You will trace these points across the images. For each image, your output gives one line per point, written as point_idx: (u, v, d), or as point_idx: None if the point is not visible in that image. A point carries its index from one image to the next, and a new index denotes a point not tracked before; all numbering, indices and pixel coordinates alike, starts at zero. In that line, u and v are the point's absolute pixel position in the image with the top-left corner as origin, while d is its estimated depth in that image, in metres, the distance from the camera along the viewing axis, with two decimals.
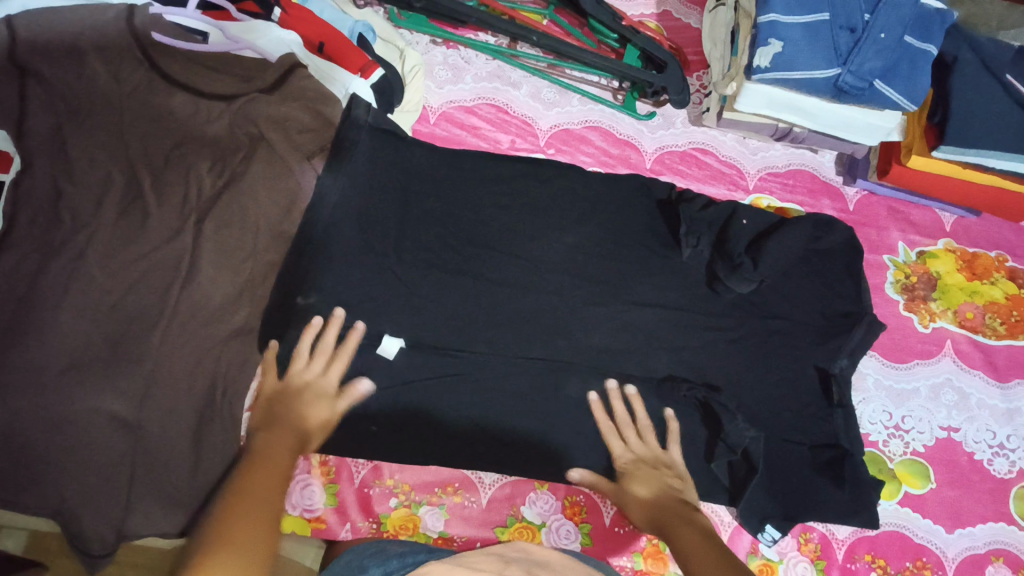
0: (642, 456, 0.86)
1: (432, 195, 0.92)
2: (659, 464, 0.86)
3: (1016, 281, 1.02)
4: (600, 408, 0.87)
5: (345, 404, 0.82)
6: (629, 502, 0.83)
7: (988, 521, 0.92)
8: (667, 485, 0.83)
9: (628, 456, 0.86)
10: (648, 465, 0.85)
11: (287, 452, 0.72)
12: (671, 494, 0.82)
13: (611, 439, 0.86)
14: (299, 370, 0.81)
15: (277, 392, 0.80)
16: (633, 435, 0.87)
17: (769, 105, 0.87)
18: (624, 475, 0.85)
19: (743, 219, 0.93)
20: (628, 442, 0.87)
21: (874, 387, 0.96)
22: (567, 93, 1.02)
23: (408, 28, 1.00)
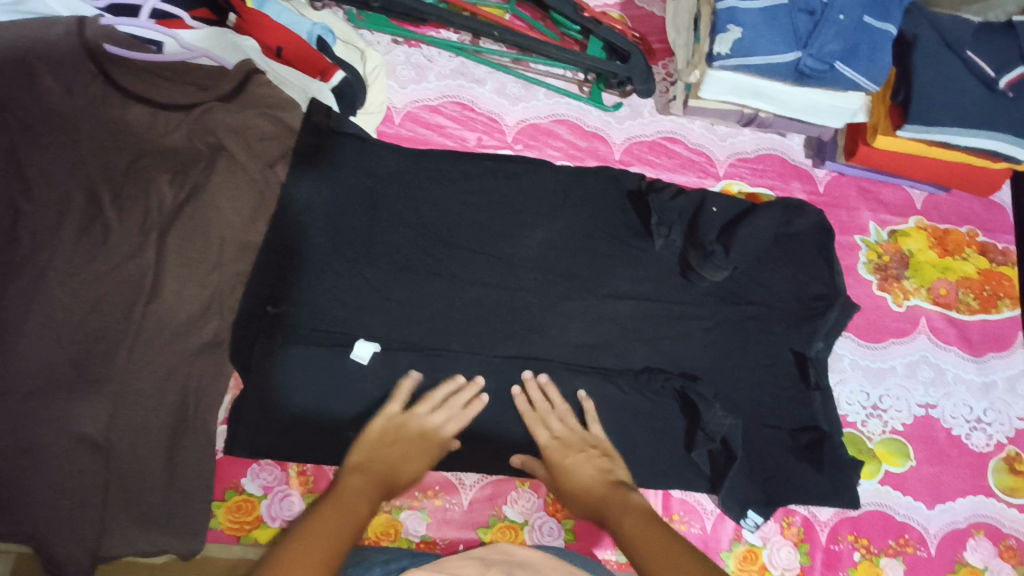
0: (566, 440, 0.83)
1: (399, 197, 0.91)
2: (584, 445, 0.83)
3: (987, 256, 1.03)
4: (523, 403, 0.85)
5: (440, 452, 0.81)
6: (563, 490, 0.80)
7: (967, 496, 0.93)
8: (596, 464, 0.80)
9: (552, 443, 0.82)
10: (576, 449, 0.82)
11: (365, 499, 0.69)
12: (602, 475, 0.79)
13: (536, 428, 0.84)
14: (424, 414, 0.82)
15: (394, 427, 0.80)
16: (554, 421, 0.84)
17: (733, 92, 0.87)
18: (552, 463, 0.81)
19: (713, 206, 0.94)
20: (551, 429, 0.84)
21: (851, 368, 0.96)
22: (533, 88, 1.01)
23: (369, 28, 0.98)
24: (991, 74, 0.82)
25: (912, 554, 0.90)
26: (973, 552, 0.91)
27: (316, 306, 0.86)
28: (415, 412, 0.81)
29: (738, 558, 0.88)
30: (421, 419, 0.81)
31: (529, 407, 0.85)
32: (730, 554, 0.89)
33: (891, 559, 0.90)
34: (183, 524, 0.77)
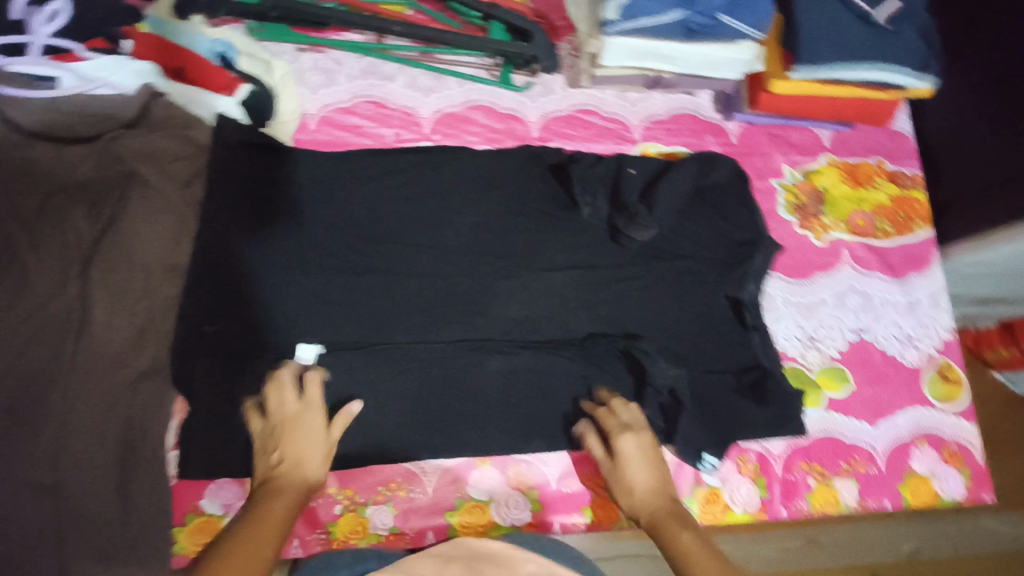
0: (644, 449, 0.82)
1: (324, 200, 0.92)
2: (652, 450, 0.83)
3: (896, 182, 1.08)
4: (599, 410, 0.86)
5: (338, 431, 0.80)
6: (623, 492, 0.81)
7: (908, 410, 0.98)
8: (660, 473, 0.81)
9: (631, 447, 0.82)
10: (645, 452, 0.82)
11: (284, 511, 0.69)
12: (663, 484, 0.81)
13: (609, 423, 0.84)
14: (286, 407, 0.79)
15: (269, 432, 0.77)
16: (629, 422, 0.84)
17: (633, 56, 0.89)
18: (619, 464, 0.82)
19: (630, 168, 0.97)
20: (625, 427, 0.84)
21: (784, 305, 1.01)
22: (443, 78, 1.02)
23: (271, 39, 0.98)
24: (866, 8, 0.89)
25: (863, 473, 0.95)
26: (919, 461, 0.96)
27: (256, 318, 0.86)
28: (287, 403, 0.79)
29: (700, 501, 0.92)
30: (287, 416, 0.78)
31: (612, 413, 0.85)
32: (693, 498, 0.92)
33: (844, 479, 0.94)
34: (143, 556, 0.76)
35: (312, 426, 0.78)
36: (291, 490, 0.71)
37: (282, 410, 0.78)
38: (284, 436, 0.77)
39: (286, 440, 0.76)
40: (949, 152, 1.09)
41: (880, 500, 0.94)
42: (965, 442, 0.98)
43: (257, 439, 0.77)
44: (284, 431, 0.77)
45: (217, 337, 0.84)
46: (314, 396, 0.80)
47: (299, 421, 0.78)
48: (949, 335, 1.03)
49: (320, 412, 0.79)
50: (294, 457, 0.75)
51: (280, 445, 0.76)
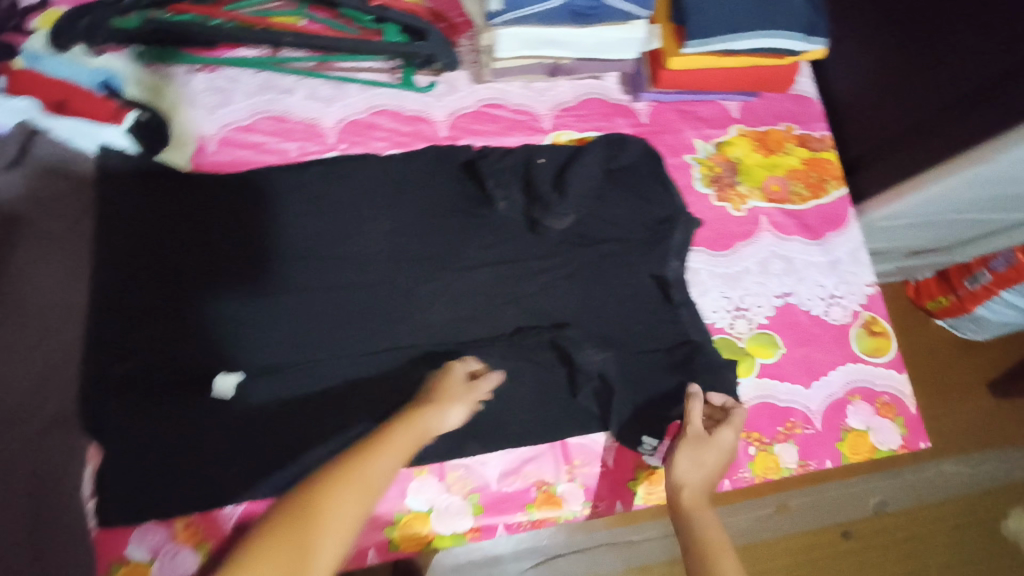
0: (731, 450, 0.84)
1: (229, 223, 0.89)
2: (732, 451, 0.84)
3: (806, 146, 1.10)
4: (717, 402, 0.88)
5: (478, 394, 0.83)
6: (694, 463, 0.81)
7: (840, 367, 1.00)
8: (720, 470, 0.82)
9: (726, 443, 0.83)
10: (727, 452, 0.83)
11: (387, 476, 0.72)
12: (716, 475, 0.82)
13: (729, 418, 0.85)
14: (462, 375, 0.83)
15: (439, 385, 0.82)
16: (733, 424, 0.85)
17: (525, 46, 0.89)
18: (710, 443, 0.82)
19: (540, 159, 0.97)
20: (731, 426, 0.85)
21: (709, 278, 1.01)
22: (344, 86, 1.00)
23: (159, 62, 0.95)
24: None
25: (801, 434, 0.96)
26: (855, 417, 0.98)
27: (166, 351, 0.83)
28: (452, 378, 0.83)
29: (644, 482, 0.92)
30: (455, 379, 0.82)
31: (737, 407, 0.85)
32: (636, 480, 0.92)
33: (783, 444, 0.95)
34: None
35: (461, 409, 0.81)
36: (383, 479, 0.72)
37: (460, 378, 0.83)
38: (443, 415, 0.79)
39: (437, 410, 0.79)
40: (853, 110, 1.11)
41: (820, 459, 0.95)
42: (897, 392, 1.00)
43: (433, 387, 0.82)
44: (446, 392, 0.81)
45: (126, 375, 0.81)
46: (482, 384, 0.83)
47: (457, 383, 0.82)
48: (872, 289, 1.05)
49: (463, 383, 0.83)
50: (409, 445, 0.75)
51: (419, 419, 0.77)
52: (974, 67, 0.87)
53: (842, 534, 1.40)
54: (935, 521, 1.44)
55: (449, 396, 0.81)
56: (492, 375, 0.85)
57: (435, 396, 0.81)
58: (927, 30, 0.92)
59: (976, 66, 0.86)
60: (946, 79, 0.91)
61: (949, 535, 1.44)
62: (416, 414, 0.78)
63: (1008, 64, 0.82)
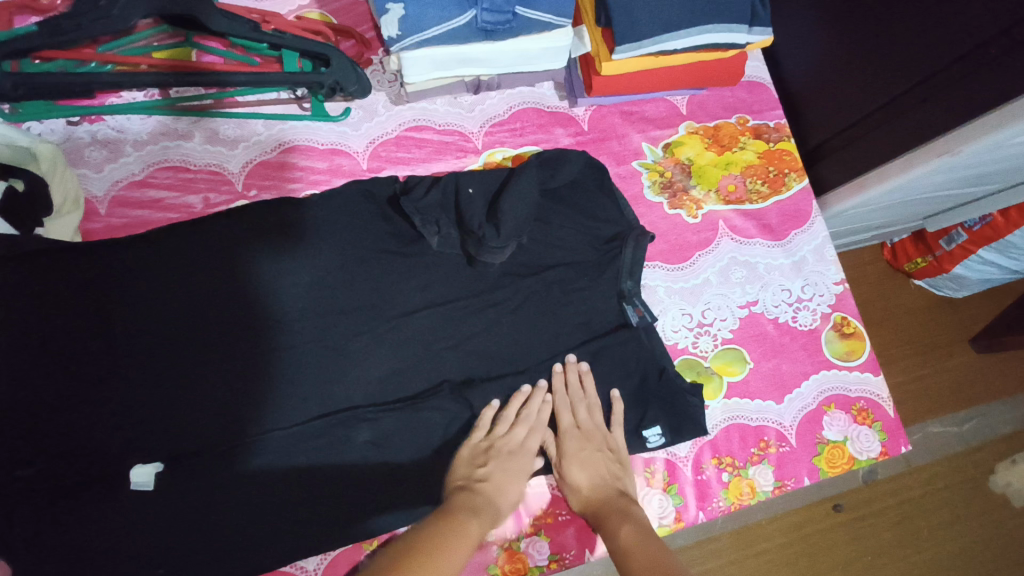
0: (593, 444, 0.83)
1: (130, 296, 0.79)
2: (601, 442, 0.83)
3: (762, 137, 1.02)
4: (586, 376, 0.85)
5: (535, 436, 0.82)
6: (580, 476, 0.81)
7: (812, 376, 0.94)
8: (605, 468, 0.82)
9: (582, 437, 0.83)
10: (592, 445, 0.83)
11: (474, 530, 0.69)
12: (607, 480, 0.81)
13: (561, 413, 0.84)
14: (505, 432, 0.81)
15: (483, 453, 0.80)
16: (581, 412, 0.83)
17: (437, 67, 0.81)
18: (584, 454, 0.82)
19: (469, 188, 0.87)
20: (575, 417, 0.84)
21: (667, 295, 0.95)
22: (248, 123, 0.90)
23: (31, 119, 0.83)
24: None
25: (776, 453, 0.90)
26: (830, 428, 0.92)
27: (72, 450, 0.75)
28: (475, 437, 0.81)
29: None
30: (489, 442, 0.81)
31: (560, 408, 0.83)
32: None
33: (758, 466, 0.90)
34: None
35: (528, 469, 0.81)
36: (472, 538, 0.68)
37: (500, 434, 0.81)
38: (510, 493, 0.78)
39: (493, 477, 0.77)
40: (809, 95, 1.03)
41: (798, 478, 0.90)
42: (873, 396, 0.95)
43: (462, 460, 0.79)
44: (496, 461, 0.79)
45: (31, 481, 0.74)
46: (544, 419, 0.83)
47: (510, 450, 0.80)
48: (840, 288, 0.98)
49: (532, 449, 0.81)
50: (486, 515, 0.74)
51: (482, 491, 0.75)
52: (934, 49, 0.79)
53: (833, 508, 1.33)
54: (927, 485, 1.38)
55: (502, 465, 0.79)
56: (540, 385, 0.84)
57: (484, 466, 0.78)
58: (880, 9, 0.84)
59: (937, 47, 0.78)
60: (904, 64, 0.83)
61: (940, 497, 1.38)
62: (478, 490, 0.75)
63: (970, 44, 0.74)
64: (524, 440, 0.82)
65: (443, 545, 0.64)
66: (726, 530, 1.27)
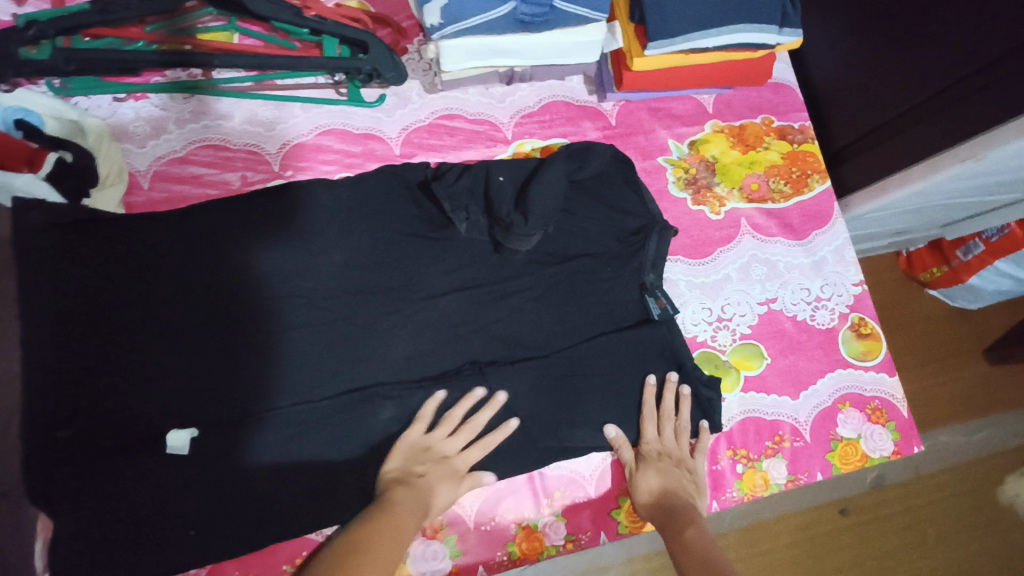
0: (672, 461, 0.86)
1: (169, 268, 0.82)
2: (679, 461, 0.87)
3: (787, 138, 1.03)
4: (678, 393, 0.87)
5: (478, 450, 0.82)
6: (650, 482, 0.84)
7: (828, 374, 0.95)
8: (678, 482, 0.85)
9: (662, 452, 0.86)
10: (671, 460, 0.86)
11: (409, 525, 0.73)
12: (678, 490, 0.84)
13: (648, 424, 0.86)
14: (445, 436, 0.82)
15: (420, 453, 0.81)
16: (668, 428, 0.87)
17: (473, 57, 0.83)
18: (663, 465, 0.85)
19: (499, 176, 0.90)
20: (661, 431, 0.87)
21: (688, 289, 0.96)
22: (285, 106, 0.92)
23: (80, 94, 0.86)
24: None
25: (790, 448, 0.92)
26: (844, 425, 0.94)
27: (109, 413, 0.78)
28: (414, 432, 0.81)
29: (626, 512, 0.88)
30: (428, 443, 0.81)
31: (648, 423, 0.85)
32: (618, 510, 0.88)
33: (771, 459, 0.91)
34: None
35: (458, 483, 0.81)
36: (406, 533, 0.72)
37: (440, 438, 0.82)
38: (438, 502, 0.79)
39: (428, 479, 0.79)
40: (835, 98, 1.04)
41: (810, 473, 0.91)
42: (887, 396, 0.96)
43: (401, 453, 0.80)
44: (432, 464, 0.80)
45: (71, 442, 0.76)
46: (493, 440, 0.83)
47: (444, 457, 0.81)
48: (858, 289, 1.00)
49: (468, 459, 0.82)
50: (416, 515, 0.75)
51: (411, 492, 0.76)
52: (962, 54, 0.80)
53: (839, 512, 1.34)
54: (936, 491, 1.39)
55: (437, 468, 0.80)
56: (495, 398, 0.84)
57: (423, 465, 0.80)
58: (910, 15, 0.85)
59: (966, 52, 0.80)
60: (932, 69, 0.85)
61: (948, 504, 1.39)
62: (411, 489, 0.77)
63: (999, 51, 0.76)
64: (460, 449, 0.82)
65: (373, 540, 0.69)
66: (731, 530, 1.29)
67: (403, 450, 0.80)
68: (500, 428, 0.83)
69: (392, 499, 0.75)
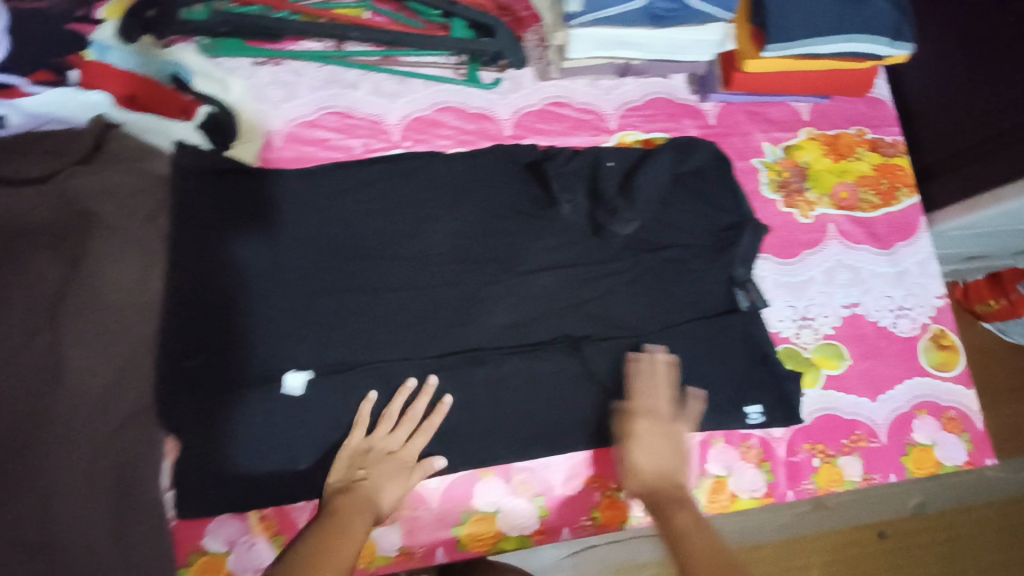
0: (667, 431, 0.83)
1: (294, 221, 0.88)
2: (672, 430, 0.83)
3: (878, 151, 1.07)
4: (661, 364, 0.87)
5: (423, 437, 0.83)
6: (645, 458, 0.81)
7: (906, 380, 0.98)
8: (670, 456, 0.81)
9: (655, 424, 0.83)
10: (664, 432, 0.83)
11: (361, 522, 0.74)
12: (673, 467, 0.81)
13: (639, 396, 0.85)
14: (385, 434, 0.82)
15: (362, 456, 0.81)
16: (660, 398, 0.85)
17: (599, 47, 0.88)
18: (654, 439, 0.82)
19: (609, 162, 0.96)
20: (657, 401, 0.85)
21: (775, 287, 0.99)
22: (407, 81, 0.98)
23: (225, 55, 0.93)
24: None
25: (866, 447, 0.94)
26: (919, 431, 0.96)
27: (235, 350, 0.83)
28: (354, 438, 0.82)
29: (707, 492, 0.91)
30: (374, 444, 0.82)
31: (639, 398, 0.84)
32: (699, 489, 0.91)
33: (848, 457, 0.94)
34: None
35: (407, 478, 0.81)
36: (361, 525, 0.73)
37: (381, 437, 0.82)
38: (387, 498, 0.79)
39: (372, 479, 0.79)
40: (926, 116, 1.07)
41: (884, 473, 0.94)
42: (963, 407, 0.98)
43: (343, 461, 0.81)
44: (376, 463, 0.81)
45: (199, 372, 0.82)
46: (433, 423, 0.84)
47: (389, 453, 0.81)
48: (940, 301, 1.02)
49: (414, 449, 0.82)
50: (364, 514, 0.75)
51: (356, 493, 0.77)
52: None
53: (877, 534, 1.31)
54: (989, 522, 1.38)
55: (381, 466, 0.80)
56: (426, 384, 0.85)
57: (365, 469, 0.80)
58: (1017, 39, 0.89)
59: None
60: None
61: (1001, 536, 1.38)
62: (356, 491, 0.77)
63: None
64: (405, 442, 0.83)
65: (333, 540, 0.70)
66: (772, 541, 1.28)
67: (347, 458, 0.81)
68: (437, 410, 0.84)
69: (337, 503, 0.75)
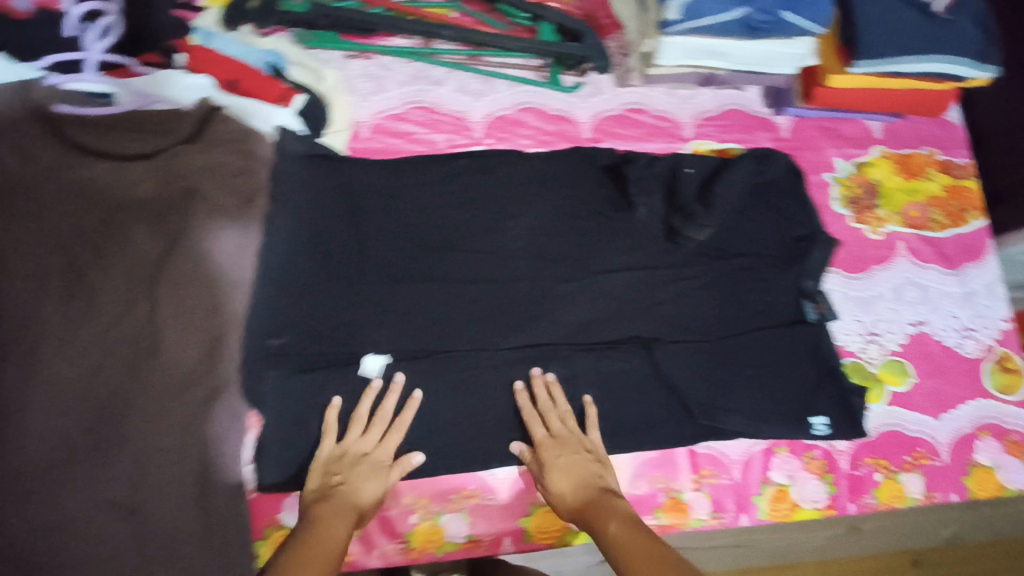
0: (574, 450, 0.82)
1: (380, 210, 0.90)
2: (578, 449, 0.83)
3: (948, 172, 1.08)
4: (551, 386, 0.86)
5: (397, 433, 0.82)
6: (563, 480, 0.80)
7: (970, 401, 0.98)
8: (587, 472, 0.81)
9: (563, 443, 0.83)
10: (567, 453, 0.82)
11: (342, 527, 0.73)
12: (592, 482, 0.80)
13: (532, 422, 0.84)
14: (358, 437, 0.81)
15: (337, 461, 0.80)
16: (556, 418, 0.84)
17: (687, 55, 0.92)
18: (565, 461, 0.81)
19: (687, 169, 0.97)
20: (549, 425, 0.84)
21: (843, 301, 1.00)
22: (491, 81, 1.01)
23: (320, 47, 0.99)
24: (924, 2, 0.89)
25: (928, 465, 0.94)
26: (981, 453, 0.96)
27: (318, 330, 0.85)
28: (325, 446, 0.80)
29: (770, 500, 0.91)
30: (350, 447, 0.80)
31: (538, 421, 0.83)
32: (761, 497, 0.91)
33: (909, 473, 0.94)
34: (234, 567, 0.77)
35: (382, 477, 0.79)
36: (341, 529, 0.73)
37: (353, 438, 0.81)
38: (365, 499, 0.77)
39: (349, 482, 0.77)
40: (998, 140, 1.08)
41: (945, 492, 0.93)
42: None
43: (316, 472, 0.79)
44: (351, 467, 0.79)
45: (285, 352, 0.84)
46: (404, 419, 0.82)
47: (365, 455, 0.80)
48: (1006, 324, 1.03)
49: (390, 446, 0.81)
50: (344, 517, 0.74)
51: (334, 497, 0.76)
52: None
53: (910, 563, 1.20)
54: None
55: (356, 468, 0.79)
56: (394, 381, 0.83)
57: (340, 474, 0.78)
58: None
59: None
60: None
61: None
62: (333, 495, 0.76)
63: None
64: (378, 441, 0.81)
65: (313, 548, 0.70)
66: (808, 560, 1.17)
67: (320, 466, 0.80)
68: (407, 405, 0.83)
69: (315, 509, 0.75)
